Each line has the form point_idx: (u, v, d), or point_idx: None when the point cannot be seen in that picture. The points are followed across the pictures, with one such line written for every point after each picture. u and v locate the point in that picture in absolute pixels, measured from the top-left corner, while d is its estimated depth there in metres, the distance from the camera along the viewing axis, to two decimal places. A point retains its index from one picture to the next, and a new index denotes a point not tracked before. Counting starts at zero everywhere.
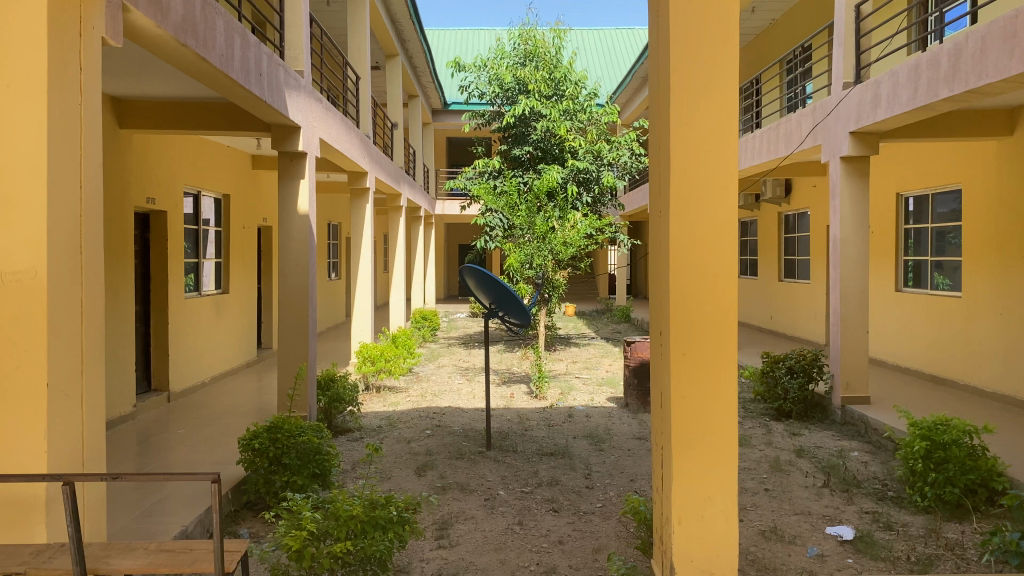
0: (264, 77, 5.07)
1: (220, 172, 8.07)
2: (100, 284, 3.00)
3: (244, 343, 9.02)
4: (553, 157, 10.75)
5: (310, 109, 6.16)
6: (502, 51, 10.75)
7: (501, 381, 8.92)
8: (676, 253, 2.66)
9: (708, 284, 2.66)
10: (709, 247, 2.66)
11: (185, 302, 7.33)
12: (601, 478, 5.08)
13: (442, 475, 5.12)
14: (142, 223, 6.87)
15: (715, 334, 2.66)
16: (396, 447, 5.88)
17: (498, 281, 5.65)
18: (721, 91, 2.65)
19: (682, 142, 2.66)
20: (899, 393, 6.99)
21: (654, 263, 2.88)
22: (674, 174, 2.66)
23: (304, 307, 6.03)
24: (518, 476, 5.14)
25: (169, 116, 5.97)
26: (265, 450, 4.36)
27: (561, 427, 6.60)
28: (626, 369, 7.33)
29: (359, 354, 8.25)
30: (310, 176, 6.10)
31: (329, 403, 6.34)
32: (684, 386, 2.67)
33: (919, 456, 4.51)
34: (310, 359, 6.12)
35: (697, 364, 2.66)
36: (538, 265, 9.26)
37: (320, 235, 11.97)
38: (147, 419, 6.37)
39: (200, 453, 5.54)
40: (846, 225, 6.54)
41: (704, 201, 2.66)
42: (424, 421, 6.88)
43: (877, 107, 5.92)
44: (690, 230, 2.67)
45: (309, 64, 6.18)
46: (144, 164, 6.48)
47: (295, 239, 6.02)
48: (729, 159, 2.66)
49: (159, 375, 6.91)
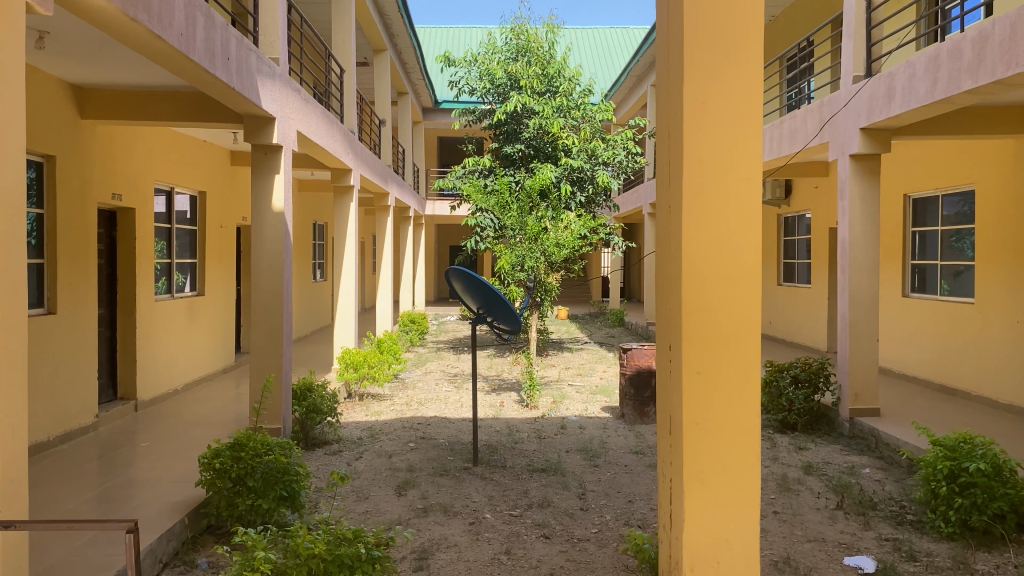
0: (232, 62, 4.66)
1: (195, 168, 7.66)
2: (22, 288, 2.60)
3: (221, 347, 8.62)
4: (546, 155, 10.36)
5: (287, 100, 5.75)
6: (494, 45, 10.31)
7: (491, 388, 8.53)
8: (688, 254, 2.28)
9: (726, 291, 2.27)
10: (728, 250, 2.27)
11: (155, 305, 6.92)
12: (596, 499, 4.70)
13: (424, 496, 4.73)
14: (109, 221, 6.46)
15: (733, 347, 2.27)
16: (375, 462, 5.49)
17: (485, 283, 5.27)
18: (740, 65, 2.27)
19: (696, 121, 2.27)
20: (908, 406, 6.64)
21: (662, 268, 2.50)
22: (689, 165, 2.28)
23: (279, 311, 5.62)
24: (506, 496, 4.74)
25: (134, 105, 5.57)
26: (228, 469, 3.97)
27: (553, 439, 6.22)
28: (622, 379, 6.97)
29: (341, 360, 7.85)
30: (285, 171, 5.69)
31: (305, 414, 5.95)
32: (698, 411, 2.29)
33: (943, 479, 4.15)
34: (284, 368, 5.71)
35: (714, 385, 2.28)
36: (529, 266, 8.88)
37: (304, 235, 11.57)
38: (109, 430, 5.95)
39: (165, 467, 5.14)
40: (856, 227, 6.18)
41: (722, 191, 2.28)
42: (407, 432, 6.50)
43: (891, 100, 5.56)
44: (705, 223, 2.28)
45: (285, 52, 5.78)
46: (110, 157, 6.07)
47: (269, 238, 5.61)
48: (753, 146, 2.28)
49: (126, 383, 6.51)
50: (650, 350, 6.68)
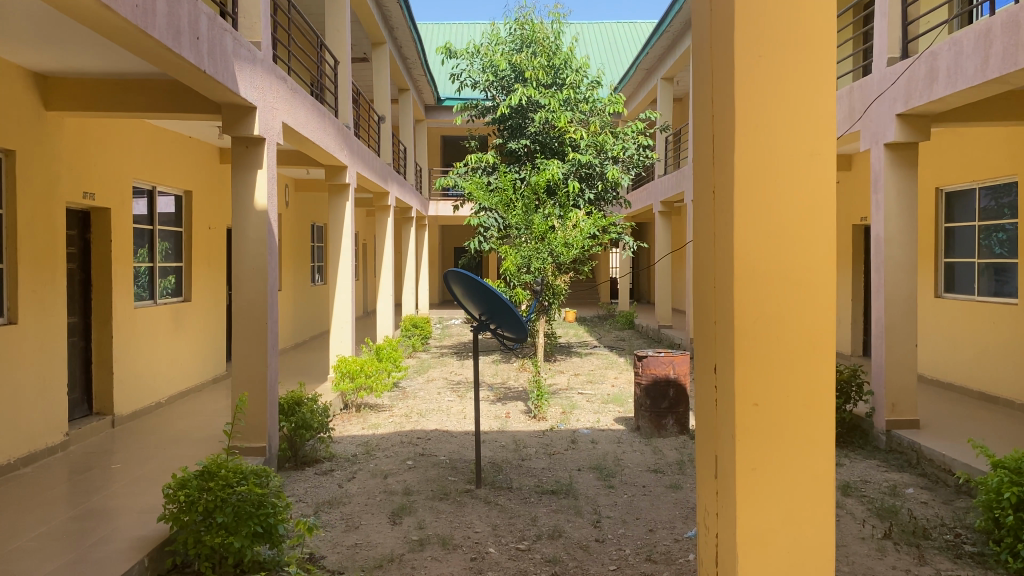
0: (203, 43, 4.18)
1: (178, 165, 7.18)
2: None
3: (211, 356, 8.13)
4: (552, 151, 9.89)
5: (270, 88, 5.27)
6: (497, 36, 9.84)
7: (496, 398, 8.02)
8: (741, 253, 1.78)
9: (790, 299, 1.77)
10: (791, 247, 1.78)
11: (135, 312, 6.46)
12: (613, 528, 4.20)
13: (420, 525, 4.24)
14: (82, 222, 5.98)
15: (798, 370, 1.78)
16: (369, 485, 5.01)
17: (489, 287, 4.76)
18: (805, 14, 1.79)
19: (750, 81, 1.78)
20: (949, 417, 6.12)
21: (704, 270, 2.00)
22: (742, 139, 1.78)
23: (263, 319, 5.13)
24: (512, 526, 4.24)
25: (102, 95, 5.09)
26: (194, 502, 3.50)
27: (563, 456, 5.71)
28: (637, 388, 6.47)
29: (337, 368, 7.36)
30: (269, 166, 5.21)
31: (294, 430, 5.46)
32: (754, 451, 1.79)
33: (1010, 507, 3.64)
34: (270, 381, 5.23)
35: (773, 421, 1.79)
36: (536, 268, 8.37)
37: (300, 237, 11.11)
38: (81, 450, 5.47)
39: (136, 493, 4.65)
40: (891, 223, 5.66)
41: (785, 173, 1.78)
42: (406, 448, 6.02)
43: (933, 82, 5.06)
44: (764, 211, 1.78)
45: (268, 36, 5.27)
46: (81, 152, 5.59)
47: (251, 239, 5.12)
48: (823, 115, 1.78)
49: (102, 397, 6.02)
50: (667, 357, 6.21)
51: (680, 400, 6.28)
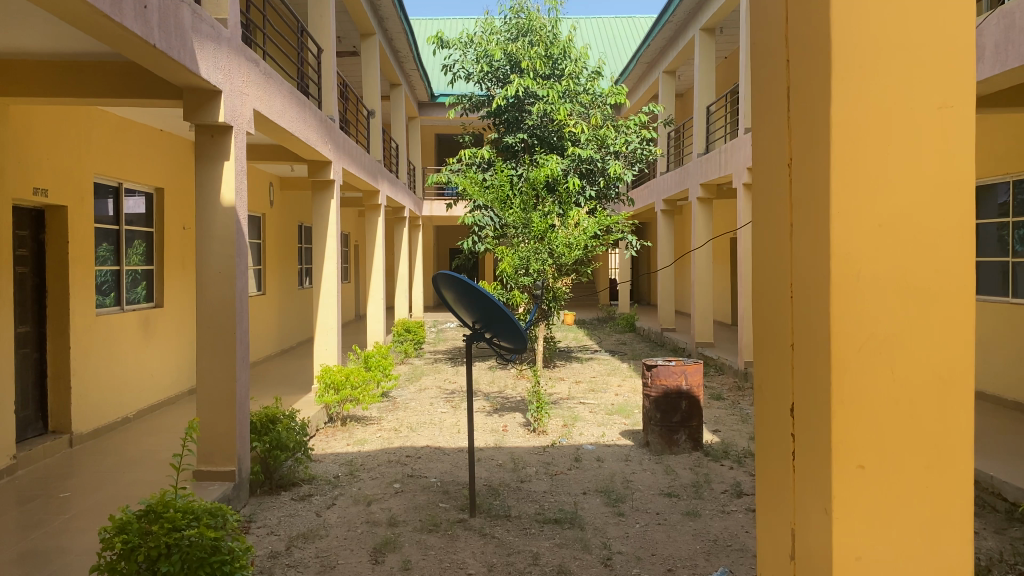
0: (154, 14, 3.64)
1: (147, 160, 6.64)
2: None
3: (185, 365, 7.58)
4: (551, 146, 9.38)
5: (238, 70, 4.73)
6: (491, 25, 9.23)
7: (492, 409, 7.49)
8: (841, 251, 1.27)
9: (911, 317, 1.28)
10: (911, 241, 1.28)
11: (97, 319, 5.92)
12: (626, 567, 3.67)
13: (406, 564, 3.70)
14: (36, 221, 5.44)
15: (921, 416, 1.28)
16: (349, 514, 4.48)
17: (483, 292, 4.23)
18: None
19: (850, 9, 1.28)
20: (989, 431, 5.57)
21: (778, 274, 1.50)
22: (839, 89, 1.28)
23: (230, 329, 4.59)
24: (511, 566, 3.70)
25: (44, 79, 4.52)
26: (135, 549, 2.93)
27: (565, 477, 5.18)
28: (646, 401, 5.93)
29: (320, 379, 6.79)
30: (238, 157, 4.67)
31: (268, 452, 4.91)
32: (856, 529, 1.29)
33: None
34: (240, 396, 4.69)
35: (885, 489, 1.29)
36: (535, 270, 7.86)
37: (286, 237, 10.56)
38: (30, 475, 4.92)
39: (83, 526, 4.10)
40: None
41: (902, 141, 1.29)
42: (394, 468, 5.48)
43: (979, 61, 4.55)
44: (874, 192, 1.28)
45: (236, 12, 4.74)
46: (29, 143, 5.05)
47: (218, 239, 4.59)
48: (951, 59, 1.28)
49: (59, 414, 5.47)
50: (679, 367, 5.69)
51: (692, 414, 5.74)
